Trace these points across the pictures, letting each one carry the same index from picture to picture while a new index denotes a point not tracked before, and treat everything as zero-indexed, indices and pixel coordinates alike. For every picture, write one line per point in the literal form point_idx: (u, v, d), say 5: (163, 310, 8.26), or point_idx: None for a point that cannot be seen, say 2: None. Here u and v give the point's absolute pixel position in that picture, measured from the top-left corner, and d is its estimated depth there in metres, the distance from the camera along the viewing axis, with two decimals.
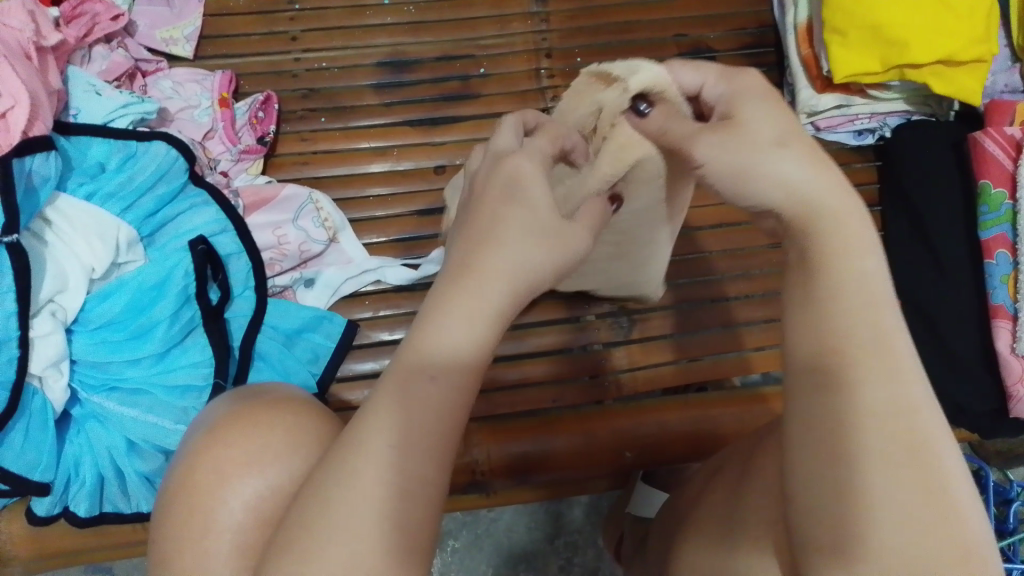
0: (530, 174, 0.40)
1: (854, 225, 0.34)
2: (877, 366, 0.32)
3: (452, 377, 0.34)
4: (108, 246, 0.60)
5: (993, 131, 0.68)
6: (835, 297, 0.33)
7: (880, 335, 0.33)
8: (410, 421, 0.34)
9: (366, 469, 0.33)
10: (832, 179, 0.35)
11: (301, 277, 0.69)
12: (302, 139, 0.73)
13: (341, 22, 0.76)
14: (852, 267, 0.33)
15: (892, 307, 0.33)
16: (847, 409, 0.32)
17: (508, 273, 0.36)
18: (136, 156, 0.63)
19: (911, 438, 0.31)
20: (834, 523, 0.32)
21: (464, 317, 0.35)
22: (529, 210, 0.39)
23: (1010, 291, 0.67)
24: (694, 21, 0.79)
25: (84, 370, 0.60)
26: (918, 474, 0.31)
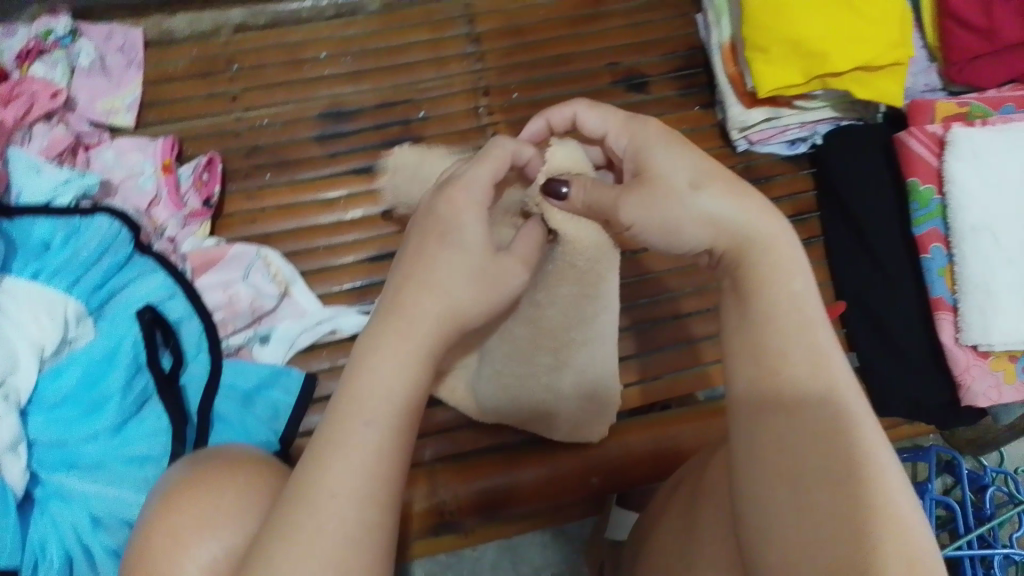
0: (470, 215, 0.43)
1: (783, 255, 0.41)
2: (816, 383, 0.38)
3: (387, 419, 0.37)
4: (57, 323, 0.61)
5: (915, 130, 0.71)
6: (779, 322, 0.40)
7: (816, 356, 0.39)
8: (371, 463, 0.36)
9: (327, 513, 0.34)
10: (764, 220, 0.42)
11: (256, 334, 0.70)
12: (249, 197, 0.74)
13: (280, 78, 0.78)
14: (780, 293, 0.40)
15: (821, 329, 0.40)
16: (784, 430, 0.37)
17: (433, 308, 0.40)
18: (79, 231, 0.64)
19: (843, 452, 0.36)
20: (770, 528, 0.36)
21: (395, 357, 0.38)
22: (463, 249, 0.42)
23: (947, 283, 0.69)
24: (625, 49, 0.82)
25: (42, 449, 0.60)
26: (849, 479, 0.35)
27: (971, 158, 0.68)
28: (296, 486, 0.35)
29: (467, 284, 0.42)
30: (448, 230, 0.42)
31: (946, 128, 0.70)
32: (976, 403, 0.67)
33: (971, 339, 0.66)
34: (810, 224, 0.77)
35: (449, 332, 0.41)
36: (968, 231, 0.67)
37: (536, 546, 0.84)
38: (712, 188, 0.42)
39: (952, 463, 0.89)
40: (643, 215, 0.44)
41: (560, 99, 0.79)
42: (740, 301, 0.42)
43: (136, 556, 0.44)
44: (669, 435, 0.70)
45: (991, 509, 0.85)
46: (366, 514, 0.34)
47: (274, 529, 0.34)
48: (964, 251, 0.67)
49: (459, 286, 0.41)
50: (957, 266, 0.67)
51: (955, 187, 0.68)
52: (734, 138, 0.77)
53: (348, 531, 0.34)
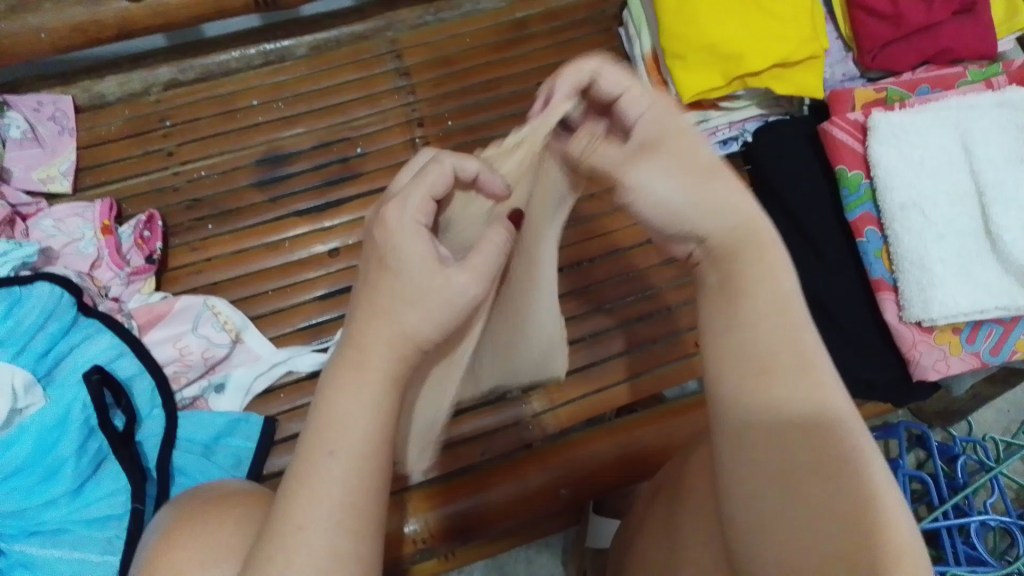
0: (403, 223, 0.40)
1: (761, 257, 0.41)
2: (801, 378, 0.38)
3: (352, 454, 0.36)
4: (5, 394, 0.60)
5: (837, 120, 0.73)
6: (762, 319, 0.39)
7: (800, 351, 0.39)
8: (338, 498, 0.35)
9: (297, 546, 0.33)
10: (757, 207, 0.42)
11: (210, 384, 0.70)
12: (193, 249, 0.74)
13: (214, 130, 0.79)
14: (768, 288, 0.40)
15: (804, 324, 0.40)
16: (771, 427, 0.37)
17: (389, 333, 0.38)
18: (21, 299, 0.64)
19: (831, 448, 0.36)
20: (764, 529, 0.36)
21: (357, 393, 0.37)
22: (412, 266, 0.39)
23: (885, 264, 0.70)
24: (553, 68, 0.83)
25: (1, 521, 0.59)
26: (838, 474, 0.35)
27: (893, 140, 0.70)
28: (269, 521, 0.35)
29: (421, 306, 0.39)
30: (390, 252, 0.39)
31: (866, 114, 0.72)
32: (926, 376, 0.67)
33: (913, 316, 0.67)
34: None
35: (405, 357, 0.38)
36: (899, 210, 0.69)
37: (521, 564, 0.84)
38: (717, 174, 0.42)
39: (922, 438, 0.90)
40: (657, 189, 0.42)
41: (495, 122, 0.80)
42: (722, 298, 0.41)
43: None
44: (635, 440, 0.71)
45: (964, 478, 0.86)
46: (341, 542, 0.34)
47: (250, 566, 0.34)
48: (897, 231, 0.69)
49: (414, 316, 0.38)
50: (892, 245, 0.69)
51: (881, 170, 0.69)
52: None
53: (321, 560, 0.33)
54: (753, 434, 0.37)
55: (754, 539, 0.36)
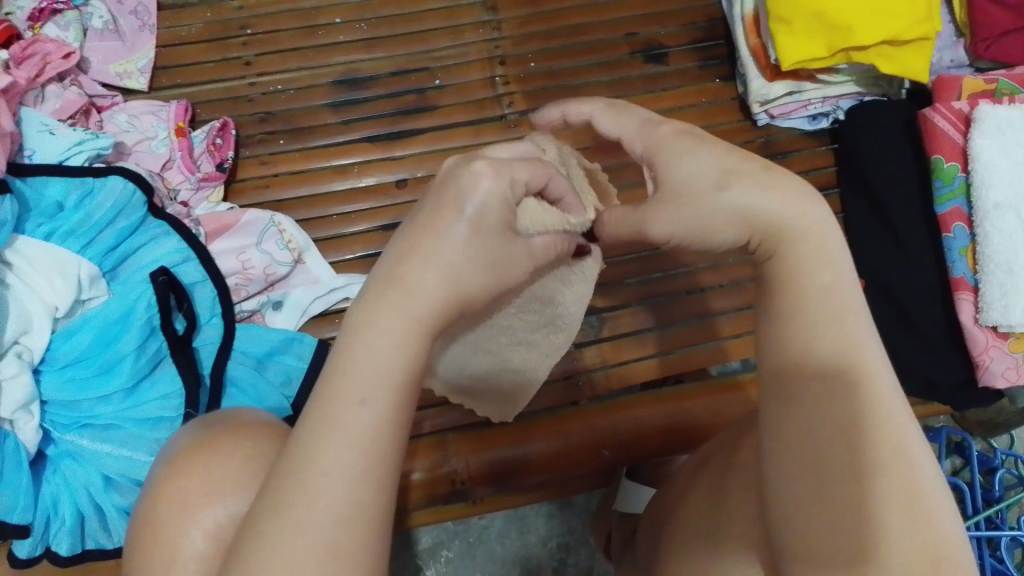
0: (491, 187, 0.36)
1: (815, 245, 0.37)
2: (845, 372, 0.35)
3: (386, 396, 0.32)
4: (70, 284, 0.60)
5: (941, 107, 0.69)
6: (808, 309, 0.36)
7: (849, 345, 0.35)
8: (365, 445, 0.32)
9: (320, 492, 0.31)
10: (803, 210, 0.37)
11: (269, 300, 0.70)
12: (261, 163, 0.73)
13: (294, 44, 0.76)
14: (808, 278, 0.36)
15: (856, 320, 0.36)
16: (815, 421, 0.34)
17: (440, 290, 0.34)
18: (93, 192, 0.63)
19: (872, 448, 0.34)
20: (788, 517, 0.35)
21: (396, 342, 0.33)
22: (479, 226, 0.35)
23: (969, 263, 0.68)
24: (645, 20, 0.80)
25: (56, 409, 0.60)
26: (878, 472, 0.34)
27: (998, 135, 0.67)
28: (287, 454, 0.32)
29: (472, 270, 0.35)
30: (466, 204, 0.35)
31: (973, 104, 0.69)
32: (993, 384, 0.66)
33: (991, 320, 0.65)
34: (830, 201, 0.76)
35: (451, 314, 0.35)
36: (993, 210, 0.66)
37: (542, 518, 0.84)
38: (748, 175, 0.37)
39: (963, 445, 0.87)
40: (677, 224, 0.38)
41: (578, 69, 0.78)
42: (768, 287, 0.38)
43: (155, 512, 0.44)
44: (684, 411, 0.69)
45: (1000, 491, 0.84)
46: (360, 494, 0.31)
47: (265, 503, 0.31)
48: (986, 230, 0.66)
49: (443, 285, 0.34)
50: (980, 244, 0.66)
51: (980, 164, 0.67)
52: (755, 112, 0.76)
53: (341, 506, 0.31)
54: (788, 420, 0.35)
55: (784, 523, 0.35)
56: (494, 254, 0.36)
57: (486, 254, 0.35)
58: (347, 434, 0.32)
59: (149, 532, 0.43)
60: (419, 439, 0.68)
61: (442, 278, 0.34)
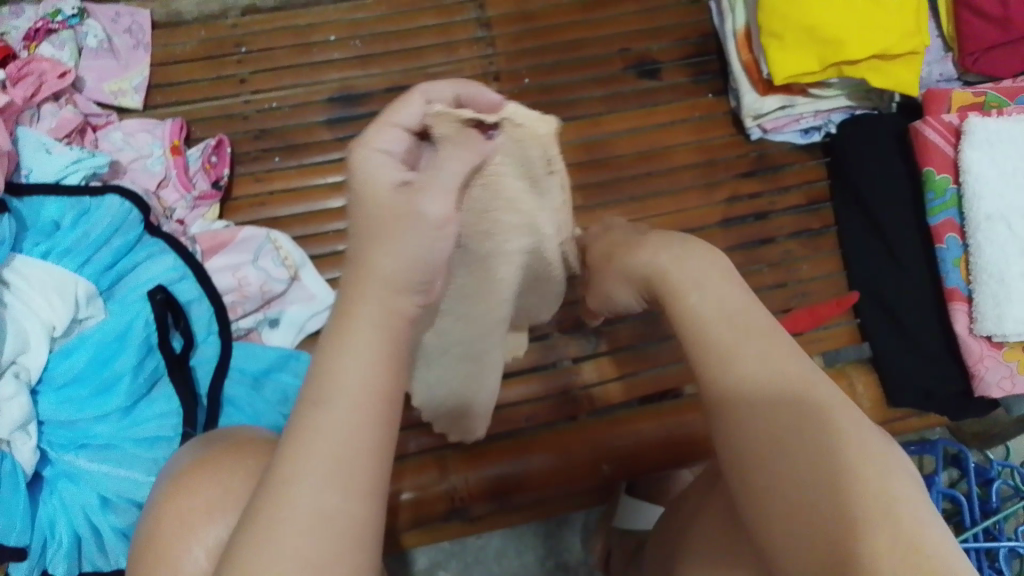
0: (368, 163, 0.35)
1: (699, 274, 0.44)
2: (762, 358, 0.40)
3: (355, 406, 0.33)
4: (67, 303, 0.60)
5: (932, 119, 0.70)
6: (709, 323, 0.42)
7: (751, 335, 0.41)
8: (335, 450, 0.32)
9: (282, 501, 0.31)
10: (678, 255, 0.46)
11: (264, 317, 0.70)
12: (257, 180, 0.73)
13: (289, 61, 0.77)
14: (700, 298, 0.43)
15: (756, 319, 0.42)
16: (742, 409, 0.40)
17: (369, 277, 0.34)
18: (90, 211, 0.63)
19: (804, 413, 0.39)
20: (764, 502, 0.38)
21: (362, 353, 0.33)
22: (374, 213, 0.34)
23: (962, 273, 0.69)
24: (638, 35, 0.80)
25: (53, 430, 0.59)
26: (819, 432, 0.38)
27: (988, 148, 0.67)
28: (267, 470, 0.33)
29: (381, 257, 0.34)
30: (352, 191, 0.35)
31: (962, 118, 0.69)
32: (988, 393, 0.66)
33: (985, 330, 0.66)
34: (823, 214, 0.77)
35: (394, 309, 0.34)
36: (985, 221, 0.67)
37: (540, 536, 0.84)
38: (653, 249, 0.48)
39: (958, 457, 0.88)
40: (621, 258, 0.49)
41: (573, 85, 0.78)
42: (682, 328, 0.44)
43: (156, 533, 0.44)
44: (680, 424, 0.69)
45: (997, 501, 0.84)
46: (339, 499, 0.32)
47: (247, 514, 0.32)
48: (978, 241, 0.67)
49: (363, 290, 0.34)
50: (972, 255, 0.67)
51: (971, 176, 0.67)
52: (748, 126, 0.77)
53: (318, 511, 0.31)
54: (730, 416, 0.40)
55: (762, 510, 0.38)
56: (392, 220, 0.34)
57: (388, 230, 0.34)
58: (314, 436, 0.32)
59: (150, 552, 0.43)
60: (416, 457, 0.67)
61: (372, 270, 0.34)
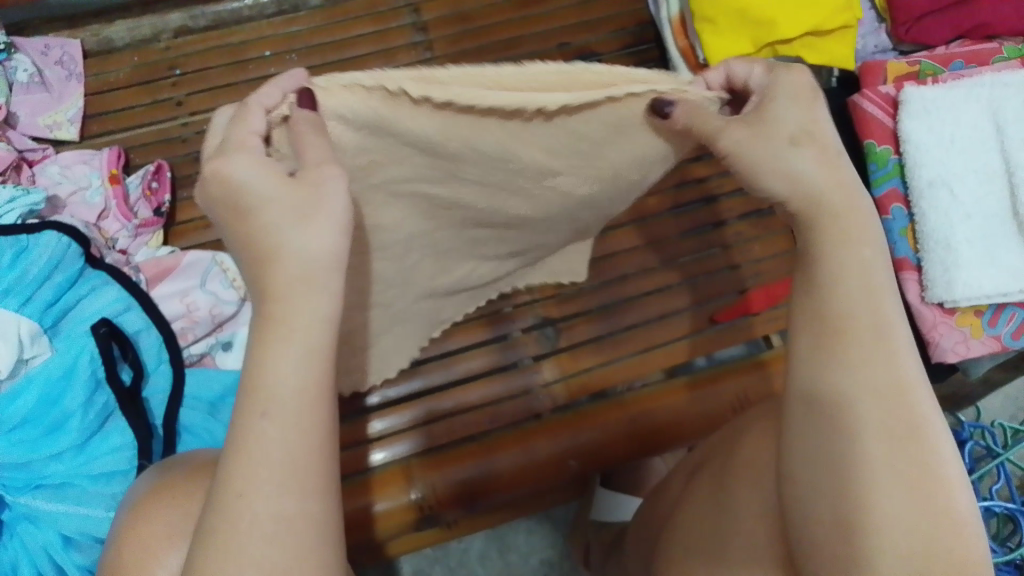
0: (240, 168, 0.35)
1: (850, 219, 0.39)
2: (878, 347, 0.38)
3: (296, 410, 0.34)
4: (11, 344, 0.59)
5: (869, 92, 0.70)
6: (844, 277, 0.38)
7: (881, 320, 0.38)
8: (280, 461, 0.33)
9: (241, 512, 0.33)
10: (823, 168, 0.39)
11: (217, 341, 0.69)
12: (201, 203, 0.72)
13: (225, 80, 0.76)
14: (846, 253, 0.39)
15: (886, 292, 0.39)
16: (847, 392, 0.37)
17: (277, 259, 0.34)
18: (29, 248, 0.62)
19: (906, 419, 0.37)
20: (822, 483, 0.37)
21: (302, 360, 0.34)
22: (268, 199, 0.35)
23: (909, 243, 0.69)
24: (575, 28, 0.80)
25: (6, 472, 0.58)
26: (908, 441, 0.36)
27: (925, 117, 0.68)
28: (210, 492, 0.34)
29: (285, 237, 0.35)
30: (238, 201, 0.35)
31: (898, 88, 0.70)
32: (944, 359, 0.66)
33: (936, 297, 0.66)
34: None
35: (311, 277, 0.35)
36: (927, 190, 0.67)
37: (522, 534, 0.84)
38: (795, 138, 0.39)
39: None
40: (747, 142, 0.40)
41: None
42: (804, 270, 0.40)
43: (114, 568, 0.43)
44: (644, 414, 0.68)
45: (970, 462, 0.85)
46: (286, 508, 0.33)
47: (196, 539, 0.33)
48: (924, 209, 0.67)
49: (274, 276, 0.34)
50: (918, 223, 0.68)
51: (911, 146, 0.68)
52: None
53: (264, 526, 0.33)
54: (829, 382, 0.38)
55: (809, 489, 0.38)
56: (293, 196, 0.35)
57: (286, 207, 0.35)
58: (265, 442, 0.33)
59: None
60: (381, 468, 0.67)
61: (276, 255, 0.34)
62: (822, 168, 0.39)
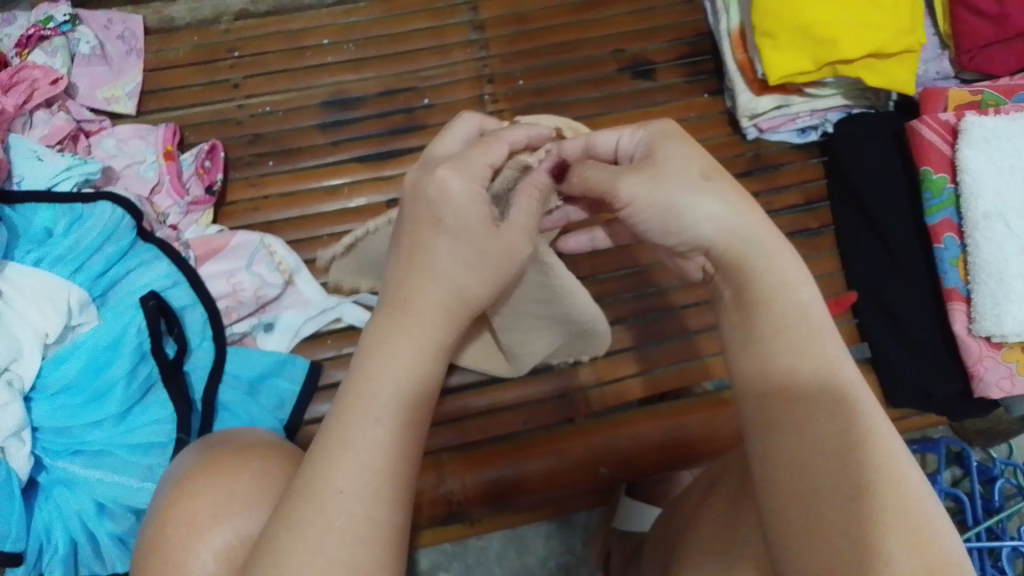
0: (457, 186, 0.38)
1: (787, 260, 0.40)
2: (822, 385, 0.37)
3: (397, 410, 0.35)
4: (60, 310, 0.59)
5: (928, 118, 0.70)
6: (783, 319, 0.38)
7: (828, 362, 0.37)
8: (376, 464, 0.34)
9: (333, 507, 0.32)
10: (734, 216, 0.40)
11: (259, 322, 0.69)
12: (251, 185, 0.73)
13: (282, 65, 0.76)
14: (785, 295, 0.39)
15: (826, 335, 0.38)
16: (805, 432, 0.36)
17: (441, 299, 0.37)
18: (83, 218, 0.63)
19: (867, 458, 0.35)
20: (792, 532, 0.34)
21: (410, 356, 0.36)
22: (460, 231, 0.38)
23: (960, 273, 0.68)
24: (632, 36, 0.80)
25: (47, 436, 0.59)
26: (879, 482, 0.34)
27: (984, 146, 0.67)
28: (301, 477, 0.34)
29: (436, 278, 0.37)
30: (442, 214, 0.38)
31: (958, 116, 0.69)
32: (988, 394, 0.66)
33: (984, 330, 0.65)
34: (821, 213, 0.76)
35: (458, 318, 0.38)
36: (982, 220, 0.66)
37: (541, 538, 0.83)
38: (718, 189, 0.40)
39: (961, 455, 0.87)
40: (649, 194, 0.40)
41: (566, 86, 0.78)
42: (741, 317, 0.40)
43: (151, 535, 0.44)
44: (678, 427, 0.68)
45: (1000, 500, 0.83)
46: (376, 511, 0.33)
47: (284, 519, 0.33)
48: (976, 240, 0.66)
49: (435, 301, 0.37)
50: (970, 254, 0.67)
51: (968, 175, 0.67)
52: (744, 126, 0.76)
53: (357, 525, 0.32)
54: (778, 424, 0.36)
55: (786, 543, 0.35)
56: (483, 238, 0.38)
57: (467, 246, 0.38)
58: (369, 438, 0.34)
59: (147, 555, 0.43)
60: None
61: (438, 287, 0.37)
62: (728, 212, 0.40)
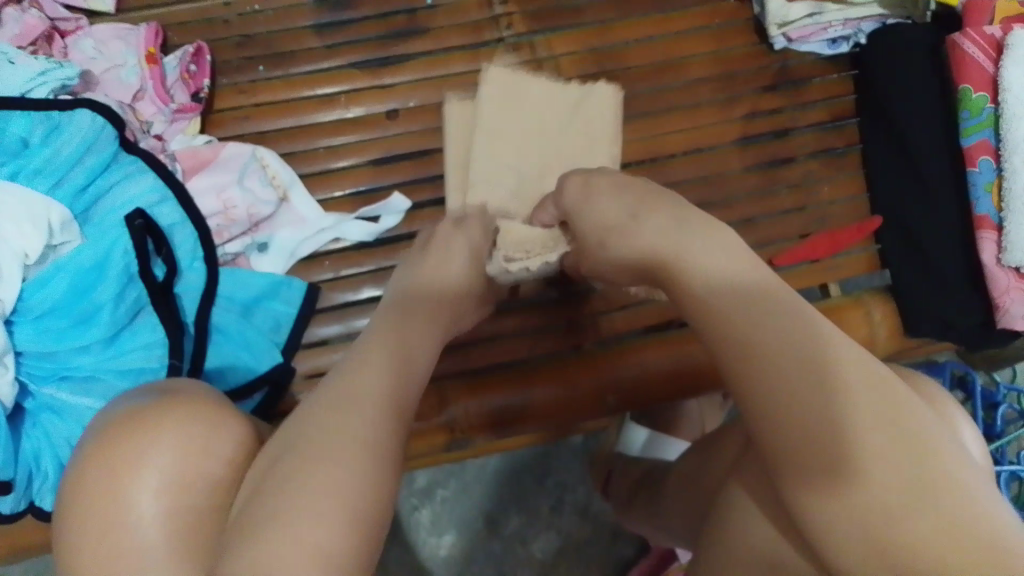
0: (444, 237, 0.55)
1: (738, 257, 0.44)
2: (819, 393, 0.39)
3: (377, 412, 0.41)
4: (40, 230, 0.56)
5: (971, 31, 0.64)
6: (766, 336, 0.41)
7: (821, 364, 0.40)
8: (348, 453, 0.39)
9: (316, 495, 0.37)
10: (706, 239, 0.44)
11: (253, 242, 0.66)
12: (239, 92, 0.68)
13: None
14: (765, 308, 0.41)
15: (812, 327, 0.41)
16: (819, 444, 0.39)
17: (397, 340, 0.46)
18: (60, 127, 0.59)
19: (886, 450, 0.39)
20: (832, 527, 0.39)
21: (379, 375, 0.43)
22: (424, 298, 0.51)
23: (994, 201, 0.63)
24: None
25: (31, 361, 0.56)
26: (900, 469, 0.38)
27: None
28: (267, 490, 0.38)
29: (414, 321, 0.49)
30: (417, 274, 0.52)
31: (1006, 31, 0.64)
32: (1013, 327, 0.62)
33: (1015, 261, 0.61)
34: (849, 131, 0.73)
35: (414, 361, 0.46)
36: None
37: (540, 457, 0.83)
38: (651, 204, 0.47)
39: (964, 379, 0.86)
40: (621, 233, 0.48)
41: None
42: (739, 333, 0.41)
43: (92, 471, 0.41)
44: (688, 355, 0.66)
45: (1000, 426, 0.83)
46: (345, 507, 0.37)
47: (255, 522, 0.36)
48: (1016, 164, 0.61)
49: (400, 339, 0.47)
50: (1006, 181, 0.62)
51: (1011, 94, 0.62)
52: (773, 34, 0.72)
53: (331, 514, 0.36)
54: (794, 439, 0.40)
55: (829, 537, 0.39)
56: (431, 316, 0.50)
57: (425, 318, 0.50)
58: (354, 418, 0.40)
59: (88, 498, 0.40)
60: None
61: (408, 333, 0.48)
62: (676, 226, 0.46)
